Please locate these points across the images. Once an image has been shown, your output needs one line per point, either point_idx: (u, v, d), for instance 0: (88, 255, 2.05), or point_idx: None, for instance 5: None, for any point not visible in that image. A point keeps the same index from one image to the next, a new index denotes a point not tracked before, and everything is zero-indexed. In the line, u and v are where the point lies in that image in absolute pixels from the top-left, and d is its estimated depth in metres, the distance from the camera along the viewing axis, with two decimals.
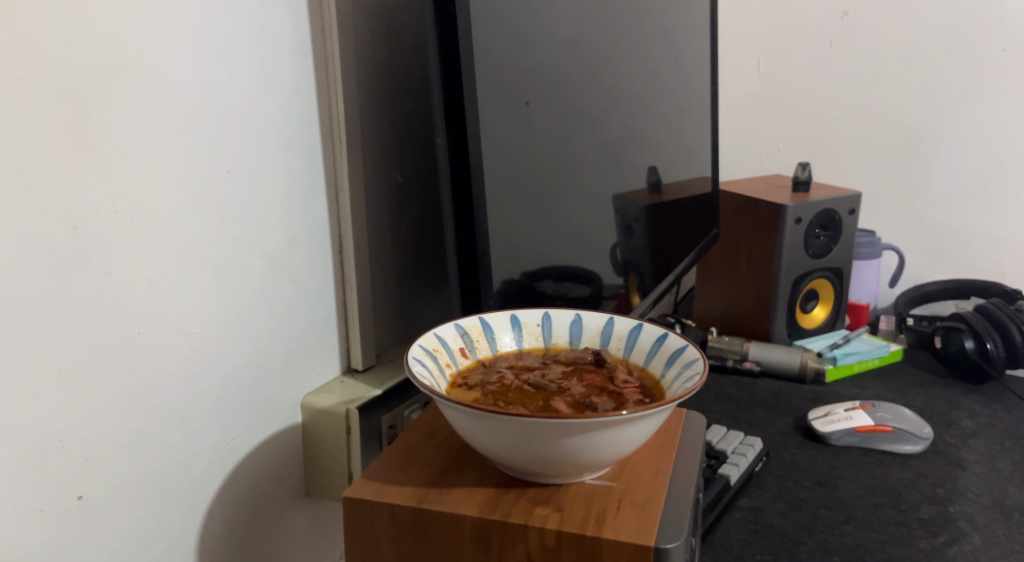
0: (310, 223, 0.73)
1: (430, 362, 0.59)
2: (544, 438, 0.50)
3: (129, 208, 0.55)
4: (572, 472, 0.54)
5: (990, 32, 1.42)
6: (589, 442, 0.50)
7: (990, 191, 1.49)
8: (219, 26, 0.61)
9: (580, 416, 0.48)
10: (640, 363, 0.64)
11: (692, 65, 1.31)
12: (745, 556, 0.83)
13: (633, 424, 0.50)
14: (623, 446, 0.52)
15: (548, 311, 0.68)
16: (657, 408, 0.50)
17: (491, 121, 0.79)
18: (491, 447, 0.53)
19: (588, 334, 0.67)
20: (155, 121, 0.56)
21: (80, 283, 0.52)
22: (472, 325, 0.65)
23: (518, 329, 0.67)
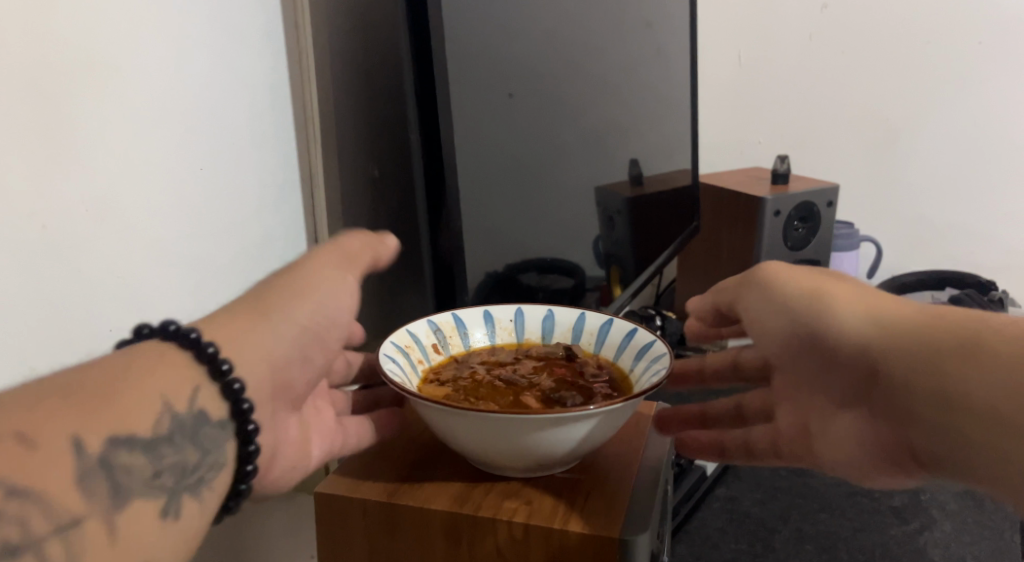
0: (282, 220, 0.74)
1: (402, 359, 0.60)
2: (513, 434, 0.51)
3: (98, 206, 0.54)
4: (542, 466, 0.55)
5: (969, 28, 1.45)
6: (555, 436, 0.51)
7: (964, 184, 1.55)
8: (183, 23, 0.61)
9: (549, 413, 0.49)
10: (608, 358, 0.64)
11: (671, 58, 1.31)
12: (720, 543, 0.84)
13: (601, 418, 0.51)
14: (592, 440, 0.53)
15: (520, 307, 0.68)
16: (624, 402, 0.51)
17: (467, 117, 0.78)
18: (462, 444, 0.54)
19: (559, 330, 0.68)
20: (124, 119, 0.56)
21: (47, 282, 0.51)
22: (445, 321, 0.65)
23: (490, 325, 0.67)
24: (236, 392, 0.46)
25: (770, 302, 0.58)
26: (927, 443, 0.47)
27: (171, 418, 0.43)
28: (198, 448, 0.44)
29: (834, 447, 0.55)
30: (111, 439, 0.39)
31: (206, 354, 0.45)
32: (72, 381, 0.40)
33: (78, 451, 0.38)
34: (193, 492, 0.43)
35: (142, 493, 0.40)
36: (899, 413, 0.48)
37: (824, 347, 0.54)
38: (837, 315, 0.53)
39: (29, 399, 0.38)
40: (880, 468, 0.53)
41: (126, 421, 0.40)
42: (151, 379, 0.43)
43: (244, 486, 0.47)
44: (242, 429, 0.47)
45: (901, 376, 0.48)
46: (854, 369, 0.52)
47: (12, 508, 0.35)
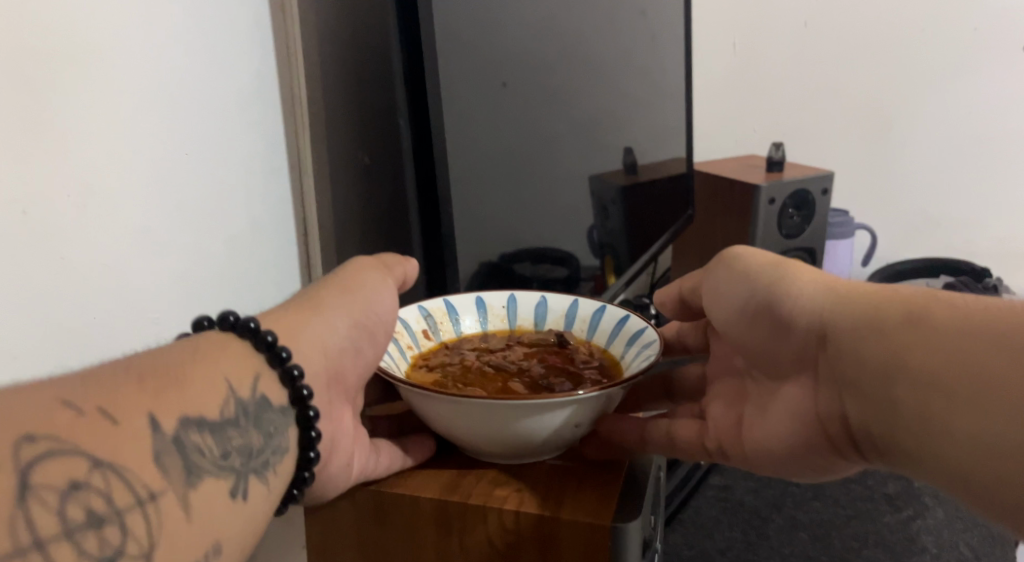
0: (272, 209, 0.73)
1: (389, 343, 0.60)
2: (495, 420, 0.50)
3: (81, 192, 0.53)
4: (527, 452, 0.54)
5: (963, 15, 1.45)
6: (545, 423, 0.51)
7: (958, 172, 1.55)
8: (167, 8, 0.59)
9: (530, 399, 0.48)
10: (600, 345, 0.63)
11: (666, 46, 1.30)
12: (714, 531, 0.84)
13: (585, 404, 0.51)
14: (576, 427, 0.53)
15: (512, 293, 0.68)
16: (608, 388, 0.51)
17: (459, 105, 0.77)
18: (446, 429, 0.53)
19: (552, 316, 0.67)
20: (105, 103, 0.55)
21: (33, 271, 0.50)
22: (436, 306, 0.65)
23: (482, 312, 0.67)
24: (295, 379, 0.47)
25: (726, 279, 0.57)
26: (860, 417, 0.47)
27: (236, 403, 0.44)
28: (262, 432, 0.45)
29: (774, 430, 0.54)
30: (184, 420, 0.40)
31: (266, 342, 0.47)
32: (144, 364, 0.41)
33: (154, 428, 0.38)
34: (259, 474, 0.44)
35: (213, 472, 0.41)
36: (845, 384, 0.47)
37: (779, 321, 0.53)
38: (792, 286, 0.52)
39: (105, 380, 0.39)
40: (814, 451, 0.52)
41: (196, 403, 0.41)
42: (217, 364, 0.44)
43: (305, 475, 0.48)
44: (303, 417, 0.48)
45: (845, 347, 0.47)
46: (805, 342, 0.51)
47: (88, 482, 0.35)
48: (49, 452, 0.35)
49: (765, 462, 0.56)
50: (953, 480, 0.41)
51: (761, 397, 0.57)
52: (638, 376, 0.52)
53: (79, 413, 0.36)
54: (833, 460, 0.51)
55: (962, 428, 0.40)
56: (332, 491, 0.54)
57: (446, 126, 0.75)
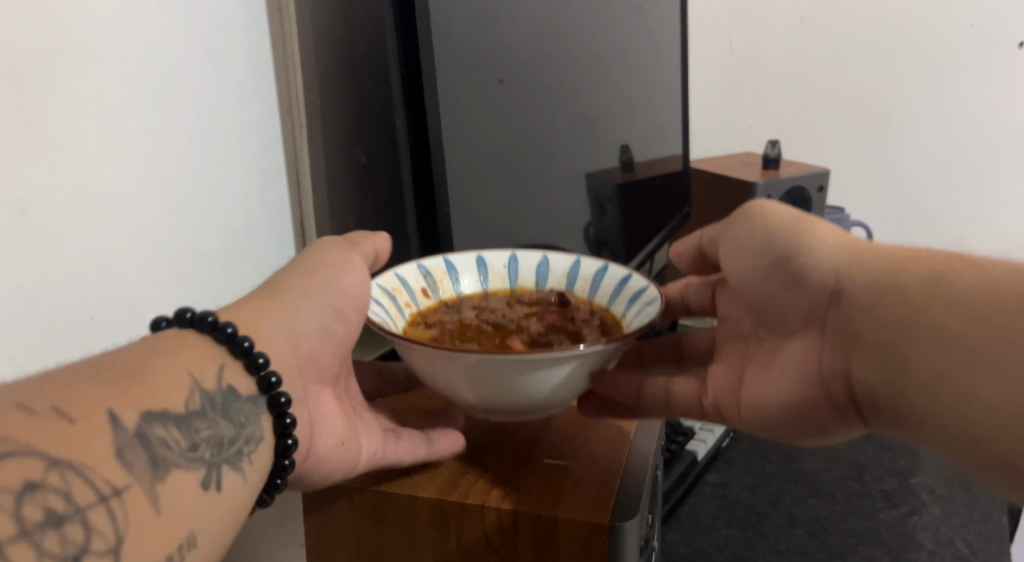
0: (269, 208, 0.73)
1: (387, 301, 0.60)
2: (505, 376, 0.50)
3: (76, 194, 0.53)
4: (531, 410, 0.55)
5: (958, 12, 1.45)
6: (544, 378, 0.51)
7: (953, 169, 1.55)
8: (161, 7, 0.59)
9: (544, 353, 0.49)
10: (601, 304, 0.64)
11: (662, 42, 1.29)
12: (711, 529, 0.84)
13: (593, 357, 0.52)
14: (582, 379, 0.54)
15: (514, 253, 0.68)
16: (617, 343, 0.51)
17: (456, 103, 0.77)
18: (450, 388, 0.53)
19: (553, 275, 0.68)
20: (94, 101, 0.54)
21: (28, 268, 0.50)
22: (436, 265, 0.65)
23: (482, 271, 0.67)
24: (261, 366, 0.47)
25: (743, 235, 0.56)
26: (867, 376, 0.47)
27: (201, 395, 0.44)
28: (231, 422, 0.45)
29: (773, 389, 0.54)
30: (145, 415, 0.40)
31: (227, 333, 0.46)
32: (100, 363, 0.41)
33: (115, 423, 0.39)
34: (232, 464, 0.44)
35: (183, 464, 0.41)
36: (850, 340, 0.48)
37: (795, 279, 0.52)
38: (813, 245, 0.51)
39: (62, 381, 0.39)
40: (813, 414, 0.52)
41: (160, 397, 0.41)
42: (177, 359, 0.44)
43: (286, 462, 0.48)
44: (274, 404, 0.47)
45: (863, 305, 0.47)
46: (817, 297, 0.51)
47: (46, 482, 0.35)
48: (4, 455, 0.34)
49: (762, 423, 0.55)
50: (958, 445, 0.42)
51: (764, 358, 0.57)
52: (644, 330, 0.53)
53: (33, 413, 0.36)
54: (831, 422, 0.52)
55: (985, 387, 0.40)
56: (325, 482, 0.54)
57: (443, 123, 0.75)
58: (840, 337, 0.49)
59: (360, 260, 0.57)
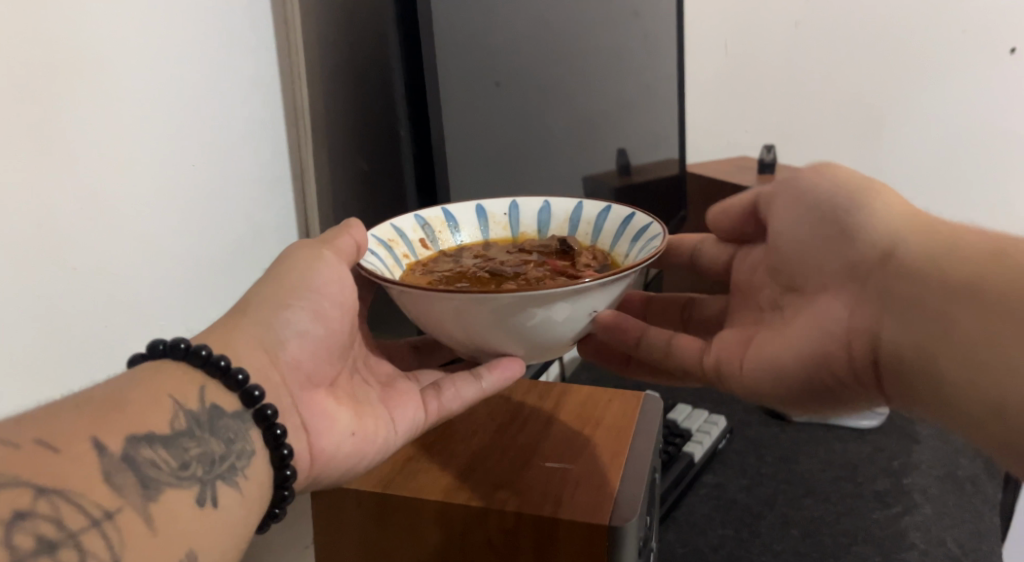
0: (273, 216, 0.74)
1: (384, 251, 0.61)
2: (497, 311, 0.50)
3: (89, 202, 0.54)
4: (527, 347, 0.54)
5: (950, 17, 1.46)
6: (540, 314, 0.51)
7: (946, 172, 1.57)
8: (164, 23, 0.60)
9: (534, 289, 0.48)
10: (604, 248, 0.65)
11: (659, 47, 1.31)
12: (707, 529, 0.86)
13: (589, 294, 0.51)
14: (579, 318, 0.53)
15: (515, 201, 0.69)
16: (609, 278, 0.50)
17: (458, 113, 0.80)
18: (445, 327, 0.53)
19: (555, 222, 0.69)
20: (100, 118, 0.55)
21: (41, 279, 0.51)
22: (435, 216, 0.66)
23: (483, 220, 0.68)
24: (243, 382, 0.48)
25: (801, 194, 0.57)
26: (894, 336, 0.47)
27: (185, 415, 0.45)
28: (220, 439, 0.46)
29: (788, 343, 0.54)
30: (130, 439, 0.42)
31: (201, 356, 0.48)
32: (82, 396, 0.43)
33: (100, 450, 0.40)
34: (226, 479, 0.46)
35: (174, 483, 0.42)
36: (889, 299, 0.48)
37: (847, 235, 0.53)
38: (879, 206, 0.52)
39: (46, 415, 0.40)
40: (821, 375, 0.52)
41: (142, 422, 0.43)
42: (157, 385, 0.45)
43: (287, 472, 0.50)
44: (262, 417, 0.49)
45: (909, 264, 0.48)
46: (864, 254, 0.51)
47: (35, 510, 0.36)
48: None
49: (763, 378, 0.56)
50: (978, 424, 0.43)
51: (784, 318, 0.58)
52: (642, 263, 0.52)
53: (16, 446, 0.38)
54: (841, 385, 0.52)
55: None
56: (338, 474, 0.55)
57: (446, 132, 0.78)
58: (873, 295, 0.50)
59: (331, 256, 0.55)
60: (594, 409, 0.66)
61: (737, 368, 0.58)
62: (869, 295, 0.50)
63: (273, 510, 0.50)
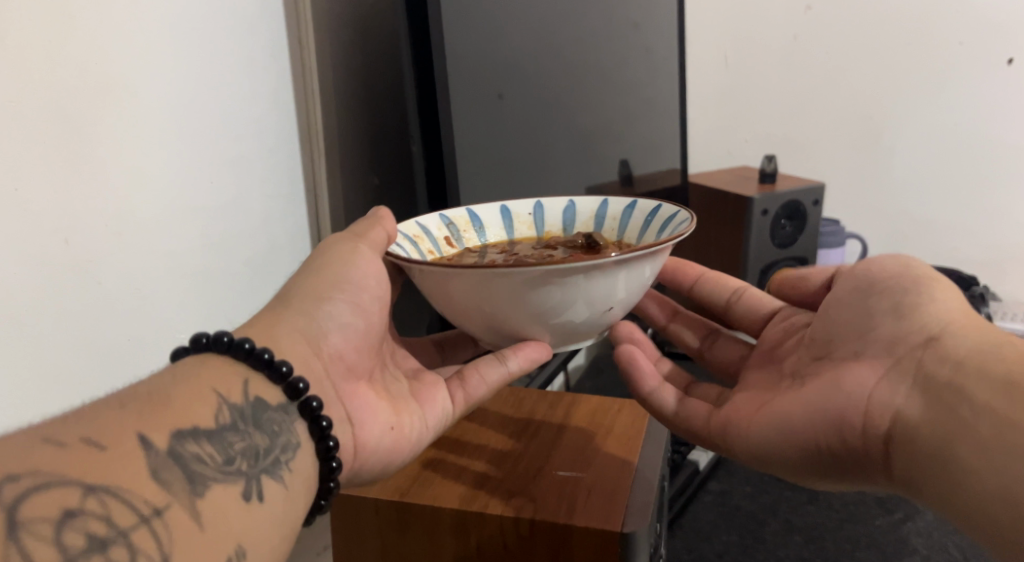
0: (289, 229, 0.76)
1: (409, 245, 0.63)
2: (514, 287, 0.51)
3: (116, 219, 0.56)
4: (543, 328, 0.55)
5: (947, 28, 1.48)
6: (558, 293, 0.52)
7: (946, 181, 1.59)
8: (183, 43, 0.61)
9: (550, 263, 0.49)
10: (632, 241, 0.65)
11: (661, 59, 1.32)
12: (712, 536, 0.87)
13: (607, 274, 0.51)
14: (598, 302, 0.54)
15: (539, 201, 0.71)
16: (626, 257, 0.50)
17: (468, 118, 0.83)
18: (464, 307, 0.54)
19: (580, 220, 0.70)
20: (122, 142, 0.56)
21: (67, 297, 0.52)
22: (460, 216, 0.68)
23: (508, 220, 0.70)
24: (286, 374, 0.50)
25: (854, 274, 0.59)
26: (918, 415, 0.49)
27: (230, 409, 0.47)
28: (264, 432, 0.48)
29: (799, 401, 0.56)
30: (177, 433, 0.43)
31: (245, 349, 0.49)
32: (129, 392, 0.44)
33: (146, 446, 0.41)
34: (271, 473, 0.47)
35: (219, 478, 0.44)
36: (929, 386, 0.50)
37: (897, 311, 0.54)
38: (937, 298, 0.54)
39: (89, 414, 0.42)
40: (829, 436, 0.54)
41: (188, 417, 0.44)
42: (202, 380, 0.47)
43: (333, 464, 0.52)
44: (307, 408, 0.51)
45: (954, 350, 0.50)
46: (910, 336, 0.53)
47: (84, 508, 0.38)
48: (37, 487, 0.37)
49: (768, 431, 0.57)
50: (986, 514, 0.45)
51: (802, 382, 0.58)
52: (663, 245, 0.52)
53: (63, 446, 0.39)
54: (846, 451, 0.53)
55: None
56: (379, 463, 0.56)
57: (455, 138, 0.81)
58: (903, 375, 0.52)
59: (366, 248, 0.58)
60: (604, 417, 0.68)
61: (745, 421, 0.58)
62: (901, 371, 0.52)
63: (320, 503, 0.52)
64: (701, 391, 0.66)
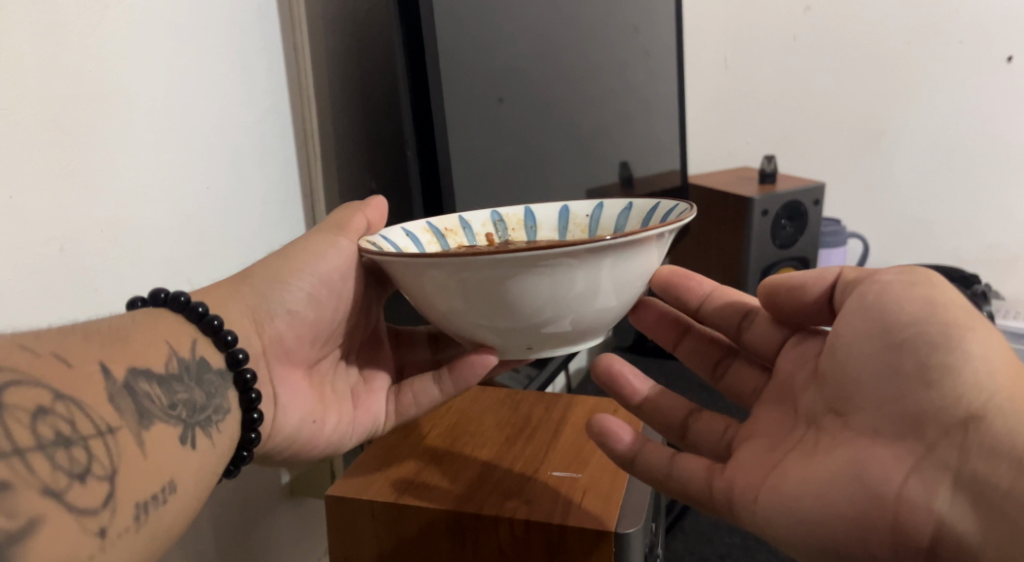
0: (287, 231, 0.77)
1: (432, 236, 0.64)
2: (482, 279, 0.48)
3: (113, 226, 0.56)
4: (517, 327, 0.52)
5: (949, 28, 1.48)
6: (533, 282, 0.48)
7: (950, 181, 1.58)
8: (177, 48, 0.62)
9: (515, 252, 0.46)
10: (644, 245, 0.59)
11: (661, 60, 1.32)
12: (714, 538, 0.87)
13: (580, 265, 0.48)
14: (573, 298, 0.50)
15: (602, 202, 0.66)
16: (604, 245, 0.47)
17: (466, 121, 0.83)
18: (434, 301, 0.52)
19: (630, 225, 0.63)
20: (120, 145, 0.56)
21: (68, 298, 0.53)
22: (513, 213, 0.67)
23: (564, 221, 0.67)
24: (230, 343, 0.52)
25: (865, 298, 0.51)
26: (972, 534, 0.44)
27: (178, 361, 0.49)
28: (204, 390, 0.50)
29: (817, 493, 0.49)
30: (132, 369, 0.45)
31: (197, 313, 0.51)
32: (95, 326, 0.46)
33: (106, 373, 0.44)
34: (204, 427, 0.48)
35: (163, 418, 0.46)
36: (978, 493, 0.44)
37: (921, 376, 0.46)
38: (971, 351, 0.45)
39: (61, 336, 0.44)
40: (861, 544, 0.47)
41: (143, 357, 0.46)
42: (157, 330, 0.49)
43: (253, 435, 0.53)
44: (240, 379, 0.52)
45: (1009, 442, 0.43)
46: (941, 410, 0.45)
47: (53, 409, 0.40)
48: (15, 382, 0.39)
49: (781, 522, 0.51)
50: None
51: (816, 443, 0.52)
52: (643, 236, 0.49)
53: (36, 354, 0.41)
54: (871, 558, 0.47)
55: None
56: (290, 448, 0.59)
57: (450, 138, 0.81)
58: (940, 470, 0.45)
59: (346, 242, 0.60)
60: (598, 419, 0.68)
61: (751, 506, 0.52)
62: (931, 468, 0.45)
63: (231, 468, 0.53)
64: (699, 427, 0.62)
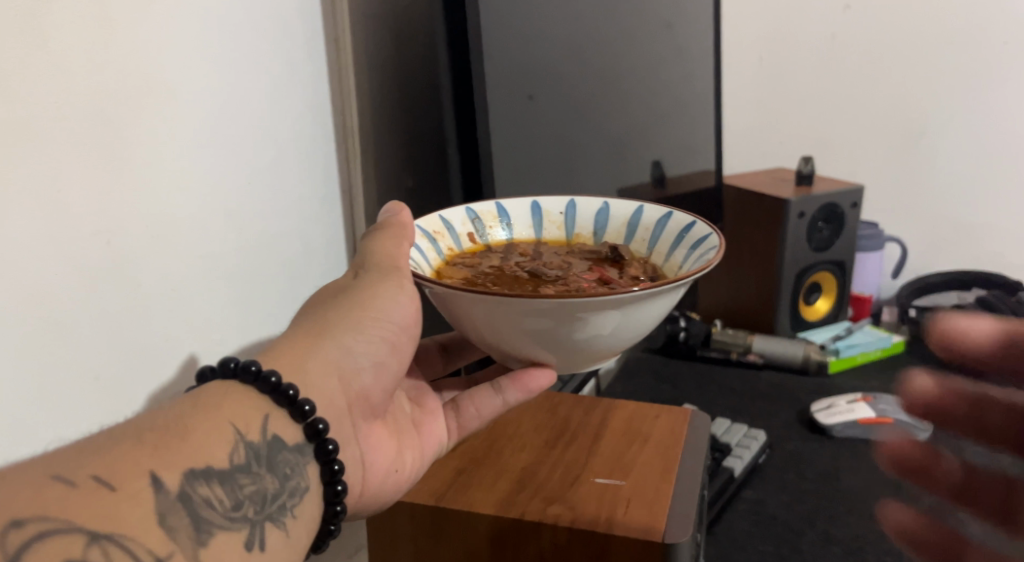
0: (319, 230, 0.77)
1: (426, 242, 0.61)
2: (533, 318, 0.48)
3: (152, 219, 0.55)
4: (559, 354, 0.53)
5: (991, 27, 1.44)
6: (582, 324, 0.49)
7: (991, 182, 1.54)
8: (217, 48, 0.61)
9: (572, 297, 0.46)
10: (671, 269, 0.59)
11: (696, 59, 1.30)
12: (748, 546, 0.85)
13: (637, 305, 0.49)
14: (624, 330, 0.51)
15: (574, 199, 0.67)
16: (653, 290, 0.47)
17: (501, 122, 0.82)
18: (479, 331, 0.52)
19: (614, 223, 0.66)
20: (164, 143, 0.56)
21: (106, 291, 0.52)
22: (486, 210, 0.66)
23: (538, 218, 0.67)
24: (307, 413, 0.49)
25: None
26: None
27: (246, 447, 0.45)
28: (275, 475, 0.47)
29: None
30: (189, 473, 0.41)
31: (270, 383, 0.48)
32: (147, 422, 0.43)
33: (157, 485, 0.40)
34: (275, 520, 0.45)
35: (225, 525, 0.42)
36: None
37: None
38: None
39: (104, 449, 0.40)
40: None
41: (204, 454, 0.43)
42: (222, 412, 0.45)
43: (338, 507, 0.51)
44: (322, 450, 0.50)
45: None
46: None
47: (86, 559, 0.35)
48: (41, 534, 0.35)
49: None
50: None
51: None
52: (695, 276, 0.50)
53: (74, 485, 0.37)
54: None
55: None
56: (384, 497, 0.57)
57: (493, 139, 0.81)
58: None
59: (408, 282, 0.56)
60: (641, 423, 0.67)
61: None
62: None
63: (328, 528, 0.51)
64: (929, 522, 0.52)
